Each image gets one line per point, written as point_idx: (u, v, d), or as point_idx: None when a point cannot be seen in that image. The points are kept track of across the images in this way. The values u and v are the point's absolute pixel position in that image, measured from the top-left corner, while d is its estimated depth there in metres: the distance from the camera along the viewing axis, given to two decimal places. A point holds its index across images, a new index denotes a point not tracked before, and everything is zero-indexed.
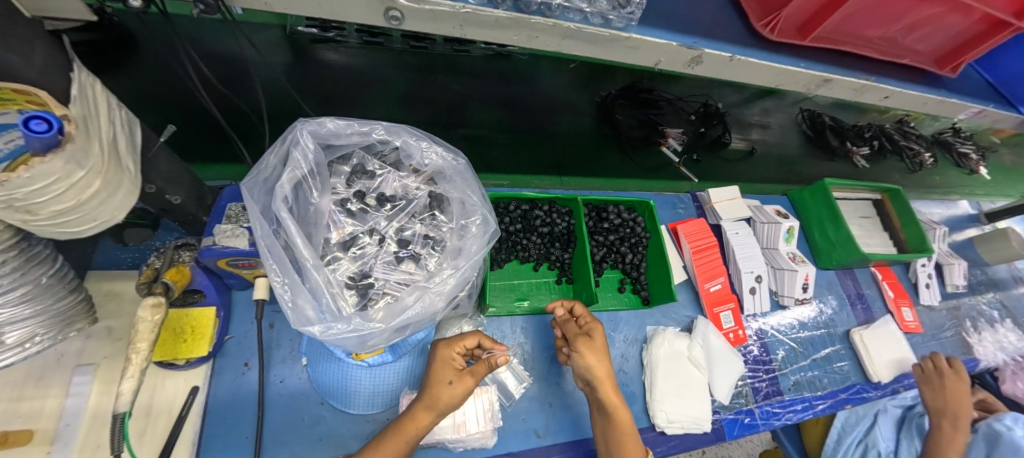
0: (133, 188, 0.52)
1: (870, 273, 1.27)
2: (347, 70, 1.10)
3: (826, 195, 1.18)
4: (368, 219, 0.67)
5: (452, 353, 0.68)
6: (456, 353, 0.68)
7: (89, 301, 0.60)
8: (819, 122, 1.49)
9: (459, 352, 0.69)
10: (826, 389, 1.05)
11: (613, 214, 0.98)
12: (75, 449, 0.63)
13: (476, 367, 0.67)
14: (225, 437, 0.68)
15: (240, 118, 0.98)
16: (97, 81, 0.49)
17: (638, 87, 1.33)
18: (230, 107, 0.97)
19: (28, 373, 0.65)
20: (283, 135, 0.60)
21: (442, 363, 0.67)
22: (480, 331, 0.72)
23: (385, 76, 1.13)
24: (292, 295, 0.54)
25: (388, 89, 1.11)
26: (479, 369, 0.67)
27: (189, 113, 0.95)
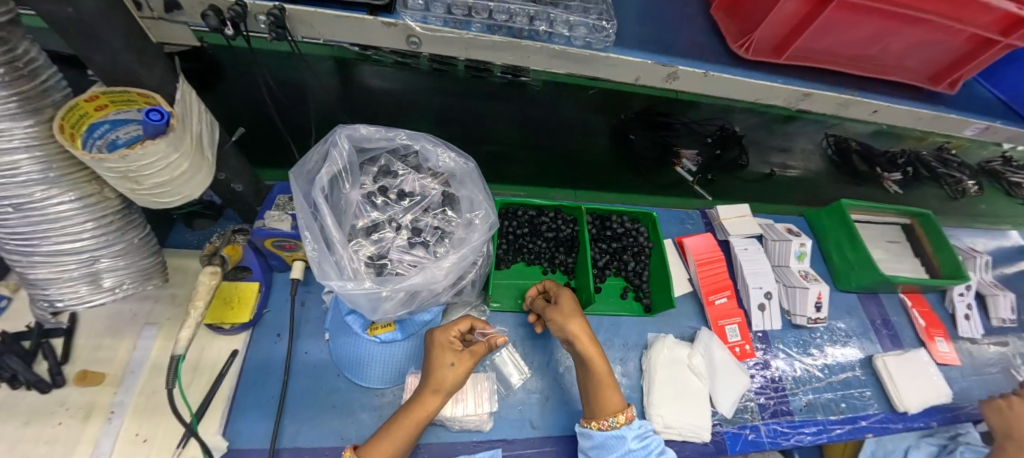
0: (209, 173, 0.67)
1: (899, 300, 1.21)
2: (388, 94, 1.18)
3: (844, 216, 1.17)
4: (388, 211, 0.78)
5: (448, 338, 0.75)
6: (453, 337, 0.75)
7: (165, 264, 0.74)
8: (845, 147, 1.43)
9: (455, 336, 0.76)
10: (844, 414, 1.00)
11: (616, 223, 1.05)
12: (136, 391, 0.76)
13: (473, 347, 0.74)
14: (255, 395, 0.79)
15: (297, 129, 1.17)
16: (193, 91, 0.64)
17: (654, 110, 1.31)
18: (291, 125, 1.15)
19: (110, 326, 0.80)
20: (325, 137, 0.73)
21: (440, 347, 0.74)
22: (471, 316, 0.79)
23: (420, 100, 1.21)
24: (320, 260, 0.65)
25: (423, 115, 1.21)
26: (479, 349, 0.74)
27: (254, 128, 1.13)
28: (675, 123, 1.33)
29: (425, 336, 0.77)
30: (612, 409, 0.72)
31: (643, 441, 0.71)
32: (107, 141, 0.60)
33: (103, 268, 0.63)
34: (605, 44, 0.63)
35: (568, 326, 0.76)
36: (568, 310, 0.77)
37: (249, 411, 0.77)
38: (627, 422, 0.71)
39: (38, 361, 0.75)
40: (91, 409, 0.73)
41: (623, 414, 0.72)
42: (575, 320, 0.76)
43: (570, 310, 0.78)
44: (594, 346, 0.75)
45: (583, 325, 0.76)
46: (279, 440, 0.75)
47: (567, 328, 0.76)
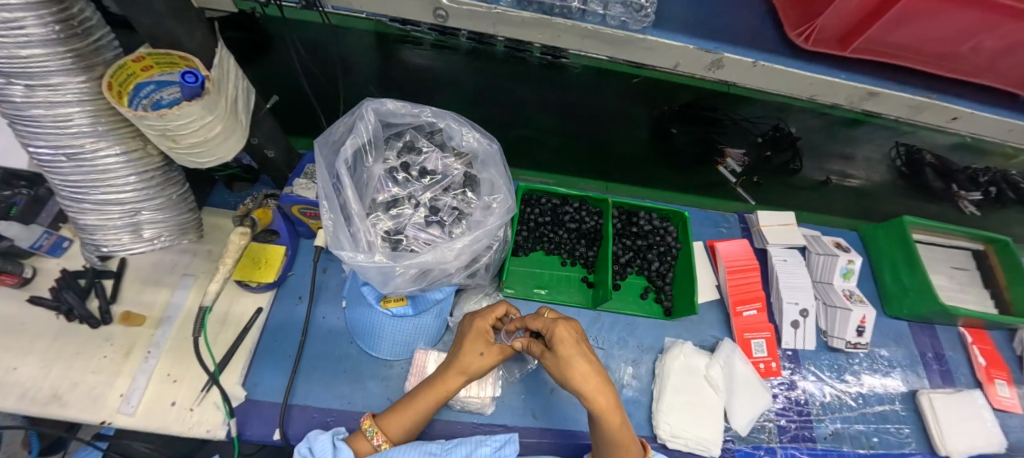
0: (241, 137, 0.69)
1: (957, 333, 1.09)
2: (426, 71, 1.10)
3: (907, 235, 1.05)
4: (409, 187, 0.78)
5: (486, 327, 0.75)
6: (489, 327, 0.75)
7: (200, 220, 0.78)
8: (918, 160, 1.23)
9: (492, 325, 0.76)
10: (874, 449, 0.92)
11: (643, 220, 1.00)
12: (170, 336, 0.82)
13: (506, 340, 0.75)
14: (274, 352, 0.84)
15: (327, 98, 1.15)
16: (230, 56, 0.65)
17: (702, 105, 1.13)
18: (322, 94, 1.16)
19: (152, 274, 0.87)
20: (353, 109, 0.74)
21: (476, 334, 0.75)
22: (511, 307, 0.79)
23: (461, 78, 1.12)
24: (335, 229, 0.66)
25: (459, 95, 1.18)
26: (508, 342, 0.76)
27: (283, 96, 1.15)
28: (725, 120, 1.17)
29: (465, 318, 0.79)
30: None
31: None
32: (153, 100, 0.62)
33: (144, 220, 0.67)
34: (643, 25, 0.59)
35: (572, 374, 0.65)
36: (569, 355, 0.65)
37: (267, 366, 0.82)
38: None
39: (90, 298, 0.83)
40: (132, 347, 0.80)
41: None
42: (581, 364, 0.65)
43: (572, 354, 0.66)
44: (604, 390, 0.64)
45: (588, 372, 0.65)
46: (291, 396, 0.80)
47: (570, 376, 0.65)
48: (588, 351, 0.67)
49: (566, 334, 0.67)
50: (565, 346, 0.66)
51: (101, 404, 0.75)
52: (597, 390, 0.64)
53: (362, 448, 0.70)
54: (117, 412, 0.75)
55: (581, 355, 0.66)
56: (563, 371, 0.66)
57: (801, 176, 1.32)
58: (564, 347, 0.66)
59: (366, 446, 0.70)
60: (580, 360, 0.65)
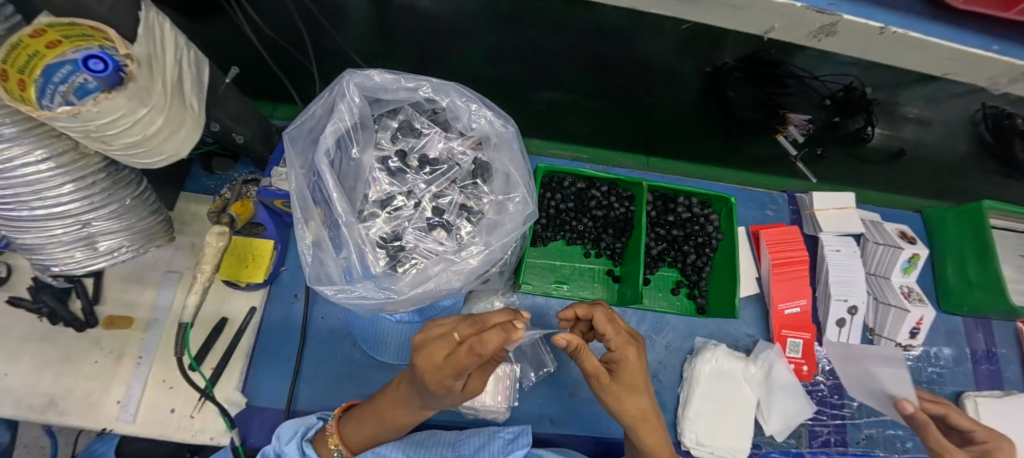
0: (196, 126, 0.56)
1: (1014, 330, 0.99)
2: (436, 19, 0.91)
3: (980, 222, 0.91)
4: (407, 180, 0.64)
5: (440, 355, 0.45)
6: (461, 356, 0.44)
7: (169, 221, 0.69)
8: (1007, 127, 1.06)
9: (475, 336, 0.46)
10: (907, 453, 0.88)
11: (681, 207, 0.87)
12: (160, 340, 0.75)
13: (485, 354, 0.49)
14: (272, 356, 0.77)
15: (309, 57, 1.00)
16: (165, 20, 0.50)
17: (766, 58, 0.98)
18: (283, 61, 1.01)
19: (133, 271, 0.78)
20: (330, 85, 0.58)
21: (426, 359, 0.45)
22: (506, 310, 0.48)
23: (478, 30, 0.93)
24: (315, 253, 0.54)
25: (474, 51, 0.99)
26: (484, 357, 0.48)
27: (247, 57, 0.97)
28: (790, 78, 1.01)
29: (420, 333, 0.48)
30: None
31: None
32: (76, 85, 0.43)
33: (97, 232, 0.57)
34: None
35: (627, 407, 0.54)
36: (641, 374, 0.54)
37: (266, 371, 0.76)
38: None
39: (72, 299, 0.75)
40: (122, 352, 0.74)
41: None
42: (636, 404, 0.54)
43: (633, 387, 0.54)
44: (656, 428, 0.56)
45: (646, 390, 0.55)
46: (294, 403, 0.75)
47: (623, 407, 0.54)
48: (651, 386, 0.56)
49: (634, 365, 0.53)
50: (632, 376, 0.53)
51: (98, 412, 0.71)
52: (646, 427, 0.55)
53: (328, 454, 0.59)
54: (117, 421, 0.71)
55: (641, 392, 0.54)
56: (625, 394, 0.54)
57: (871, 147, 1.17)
58: (629, 379, 0.53)
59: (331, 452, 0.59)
60: (637, 397, 0.54)
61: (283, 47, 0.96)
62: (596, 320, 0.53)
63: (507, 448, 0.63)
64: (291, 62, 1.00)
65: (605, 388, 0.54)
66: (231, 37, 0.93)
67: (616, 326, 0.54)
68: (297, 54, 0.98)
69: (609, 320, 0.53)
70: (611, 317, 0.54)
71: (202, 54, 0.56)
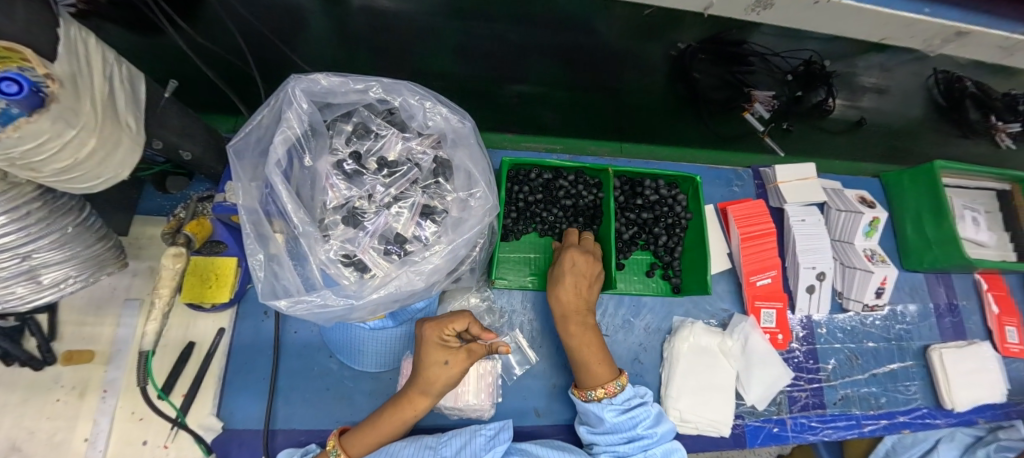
0: (135, 145, 0.54)
1: (973, 281, 1.04)
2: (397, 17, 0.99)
3: (934, 181, 0.95)
4: (365, 183, 0.62)
5: (440, 334, 0.61)
6: (447, 337, 0.61)
7: (119, 246, 0.66)
8: (959, 90, 1.17)
9: (452, 333, 0.62)
10: (881, 409, 0.91)
11: (649, 190, 0.88)
12: (125, 371, 0.72)
13: (472, 346, 0.63)
14: (245, 376, 0.75)
15: (272, 63, 1.02)
16: (89, 34, 0.47)
17: (727, 37, 1.11)
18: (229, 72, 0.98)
19: (89, 302, 0.75)
20: (276, 91, 0.56)
21: (430, 345, 0.61)
22: (471, 313, 0.63)
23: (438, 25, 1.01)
24: (269, 265, 0.53)
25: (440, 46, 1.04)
26: (479, 350, 0.63)
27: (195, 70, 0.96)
28: (752, 55, 1.13)
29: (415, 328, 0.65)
30: (601, 379, 0.68)
31: (649, 429, 0.67)
32: None
33: (38, 264, 0.53)
34: None
35: (562, 294, 0.72)
36: (565, 268, 0.73)
37: (241, 392, 0.74)
38: (608, 397, 0.67)
39: (26, 338, 0.71)
40: (85, 387, 0.71)
41: (604, 388, 0.67)
42: (563, 291, 0.72)
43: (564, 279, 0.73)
44: (580, 320, 0.71)
45: (577, 289, 0.72)
46: (272, 421, 0.73)
47: (559, 293, 0.72)
48: (583, 286, 0.73)
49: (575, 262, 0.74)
50: (566, 268, 0.73)
51: (63, 452, 0.67)
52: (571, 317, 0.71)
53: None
54: None
55: (573, 286, 0.72)
56: (554, 285, 0.73)
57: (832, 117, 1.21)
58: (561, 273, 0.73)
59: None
60: (568, 283, 0.72)
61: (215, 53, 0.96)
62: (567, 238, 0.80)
63: (489, 445, 0.64)
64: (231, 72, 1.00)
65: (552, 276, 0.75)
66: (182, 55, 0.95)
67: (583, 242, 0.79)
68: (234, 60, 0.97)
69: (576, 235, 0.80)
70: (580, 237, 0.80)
71: (135, 69, 0.53)
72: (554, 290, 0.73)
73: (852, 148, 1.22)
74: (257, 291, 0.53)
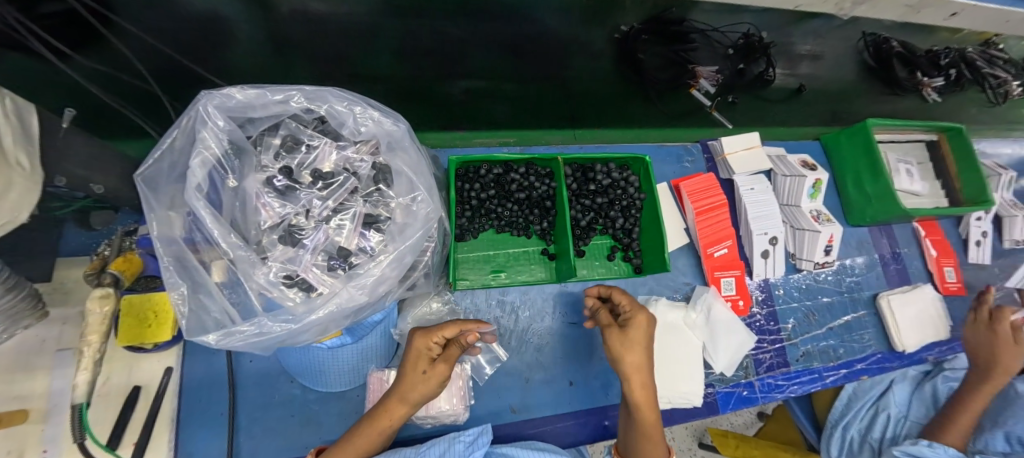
0: (32, 184, 0.49)
1: (912, 230, 1.10)
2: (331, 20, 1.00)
3: (868, 139, 1.00)
4: (300, 198, 0.59)
5: (426, 342, 0.61)
6: (434, 345, 0.61)
7: (37, 295, 0.61)
8: (886, 50, 1.22)
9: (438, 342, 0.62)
10: (840, 359, 0.96)
11: (601, 174, 0.87)
12: (65, 426, 0.67)
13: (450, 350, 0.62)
14: (201, 414, 0.71)
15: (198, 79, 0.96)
16: None
17: (668, 17, 1.13)
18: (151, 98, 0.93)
19: (13, 358, 0.69)
20: (186, 111, 0.52)
21: (416, 354, 0.61)
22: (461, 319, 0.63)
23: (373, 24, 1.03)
24: (199, 298, 0.50)
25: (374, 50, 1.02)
26: (452, 352, 0.63)
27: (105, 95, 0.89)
28: (693, 33, 1.16)
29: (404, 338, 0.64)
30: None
31: None
32: None
33: None
34: None
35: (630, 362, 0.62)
36: (635, 336, 0.63)
37: (197, 431, 0.70)
38: None
39: None
40: (19, 450, 0.65)
41: None
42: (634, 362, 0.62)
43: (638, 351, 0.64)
44: (647, 394, 0.63)
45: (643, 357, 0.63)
46: (236, 456, 0.69)
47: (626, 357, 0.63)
48: (646, 359, 0.63)
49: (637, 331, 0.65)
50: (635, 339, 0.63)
51: None
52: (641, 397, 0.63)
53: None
54: None
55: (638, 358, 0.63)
56: (618, 349, 0.64)
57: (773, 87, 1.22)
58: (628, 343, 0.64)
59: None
60: (640, 351, 0.63)
61: (122, 77, 0.92)
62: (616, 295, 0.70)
63: (468, 451, 0.64)
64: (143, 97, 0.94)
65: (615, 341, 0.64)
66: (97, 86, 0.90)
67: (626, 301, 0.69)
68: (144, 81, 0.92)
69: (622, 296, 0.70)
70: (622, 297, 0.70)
71: (21, 101, 0.48)
72: (615, 356, 0.64)
73: (799, 115, 1.24)
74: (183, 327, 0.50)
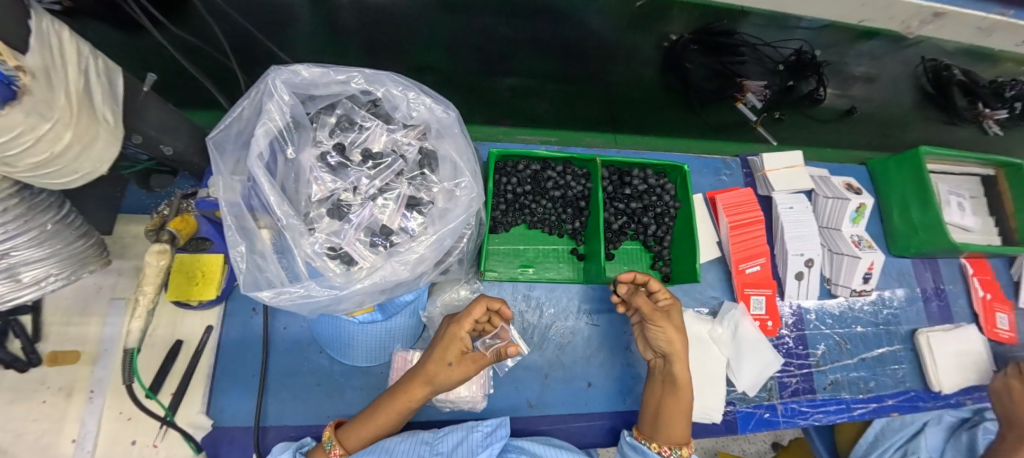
0: (113, 140, 0.53)
1: (959, 266, 1.05)
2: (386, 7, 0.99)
3: (920, 167, 0.96)
4: (349, 175, 0.62)
5: (457, 333, 0.61)
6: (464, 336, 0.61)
7: (101, 244, 0.65)
8: (947, 77, 1.16)
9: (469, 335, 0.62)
10: (870, 392, 0.93)
11: (637, 179, 0.88)
12: (112, 370, 0.72)
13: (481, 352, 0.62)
14: (234, 374, 0.74)
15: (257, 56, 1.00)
16: (63, 27, 0.46)
17: (717, 28, 1.08)
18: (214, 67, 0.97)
19: (74, 302, 0.74)
20: (256, 83, 0.56)
21: (446, 341, 0.61)
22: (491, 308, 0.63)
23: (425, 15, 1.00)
24: (252, 258, 0.53)
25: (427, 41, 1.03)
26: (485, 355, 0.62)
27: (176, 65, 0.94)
28: (744, 45, 1.11)
29: (440, 323, 0.65)
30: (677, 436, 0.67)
31: None
32: None
33: (17, 263, 0.53)
34: None
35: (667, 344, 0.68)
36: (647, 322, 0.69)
37: (230, 390, 0.73)
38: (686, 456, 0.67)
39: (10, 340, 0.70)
40: (71, 387, 0.70)
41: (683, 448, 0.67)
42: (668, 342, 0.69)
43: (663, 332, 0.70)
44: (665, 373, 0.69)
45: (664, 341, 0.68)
46: (263, 418, 0.72)
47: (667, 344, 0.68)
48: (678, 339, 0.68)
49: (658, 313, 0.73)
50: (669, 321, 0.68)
51: (52, 454, 0.67)
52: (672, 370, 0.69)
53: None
54: None
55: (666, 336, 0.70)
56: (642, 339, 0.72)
57: (823, 106, 1.20)
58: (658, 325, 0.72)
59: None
60: (674, 332, 0.68)
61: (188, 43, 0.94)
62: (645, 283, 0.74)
63: (486, 441, 0.64)
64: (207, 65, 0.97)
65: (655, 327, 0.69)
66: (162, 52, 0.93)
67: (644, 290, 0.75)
68: (212, 52, 0.95)
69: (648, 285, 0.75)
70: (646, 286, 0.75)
71: (111, 63, 0.52)
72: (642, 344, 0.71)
73: (847, 136, 1.22)
74: (239, 283, 0.53)
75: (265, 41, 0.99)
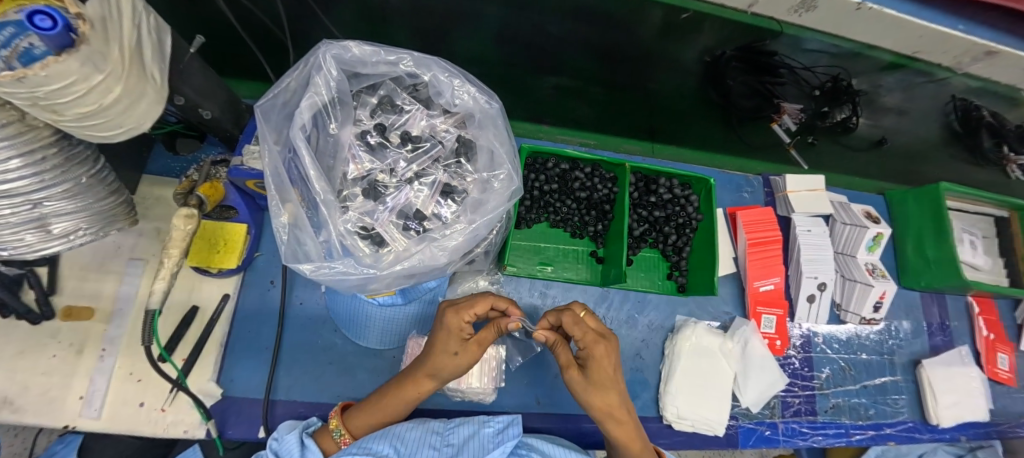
0: (158, 97, 0.52)
1: (965, 304, 1.07)
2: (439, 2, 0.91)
3: (938, 203, 0.97)
4: (387, 156, 0.62)
5: (458, 322, 0.60)
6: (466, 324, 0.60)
7: (129, 202, 0.65)
8: (974, 118, 1.16)
9: (470, 322, 0.61)
10: (869, 420, 0.94)
11: (663, 188, 0.89)
12: (124, 331, 0.71)
13: (485, 335, 0.62)
14: (247, 345, 0.74)
15: (306, 33, 0.98)
16: None
17: (762, 48, 1.02)
18: (264, 36, 0.97)
19: (92, 259, 0.73)
20: (306, 56, 0.55)
21: (447, 331, 0.60)
22: (491, 295, 0.62)
23: (478, 15, 0.93)
24: (293, 231, 0.52)
25: (466, 37, 1.00)
26: (488, 336, 0.62)
27: (220, 30, 0.93)
28: (784, 68, 1.07)
29: (437, 309, 0.63)
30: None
31: None
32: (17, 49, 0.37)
33: (49, 214, 0.52)
34: None
35: (596, 400, 0.59)
36: (605, 368, 0.58)
37: (242, 360, 0.73)
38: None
39: (25, 290, 0.69)
40: (82, 344, 0.69)
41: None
42: (613, 391, 0.59)
43: (606, 379, 0.59)
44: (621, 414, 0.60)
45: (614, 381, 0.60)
46: (273, 391, 0.72)
47: (591, 400, 0.59)
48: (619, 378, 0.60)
49: (609, 354, 0.59)
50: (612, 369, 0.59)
51: (57, 409, 0.66)
52: (621, 420, 0.60)
53: (328, 447, 0.63)
54: (79, 417, 0.66)
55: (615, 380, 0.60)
56: (590, 386, 0.58)
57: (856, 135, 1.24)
58: (602, 371, 0.59)
59: (333, 447, 0.63)
60: (617, 381, 0.60)
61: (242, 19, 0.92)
62: (565, 321, 0.59)
63: (497, 438, 0.64)
64: (257, 33, 0.96)
65: (578, 385, 0.59)
66: (214, 16, 0.91)
67: (586, 326, 0.59)
68: (269, 27, 0.95)
69: (580, 318, 0.59)
70: (580, 319, 0.59)
71: (163, 21, 0.51)
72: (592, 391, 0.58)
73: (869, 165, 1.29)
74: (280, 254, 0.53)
75: (319, 12, 0.93)
